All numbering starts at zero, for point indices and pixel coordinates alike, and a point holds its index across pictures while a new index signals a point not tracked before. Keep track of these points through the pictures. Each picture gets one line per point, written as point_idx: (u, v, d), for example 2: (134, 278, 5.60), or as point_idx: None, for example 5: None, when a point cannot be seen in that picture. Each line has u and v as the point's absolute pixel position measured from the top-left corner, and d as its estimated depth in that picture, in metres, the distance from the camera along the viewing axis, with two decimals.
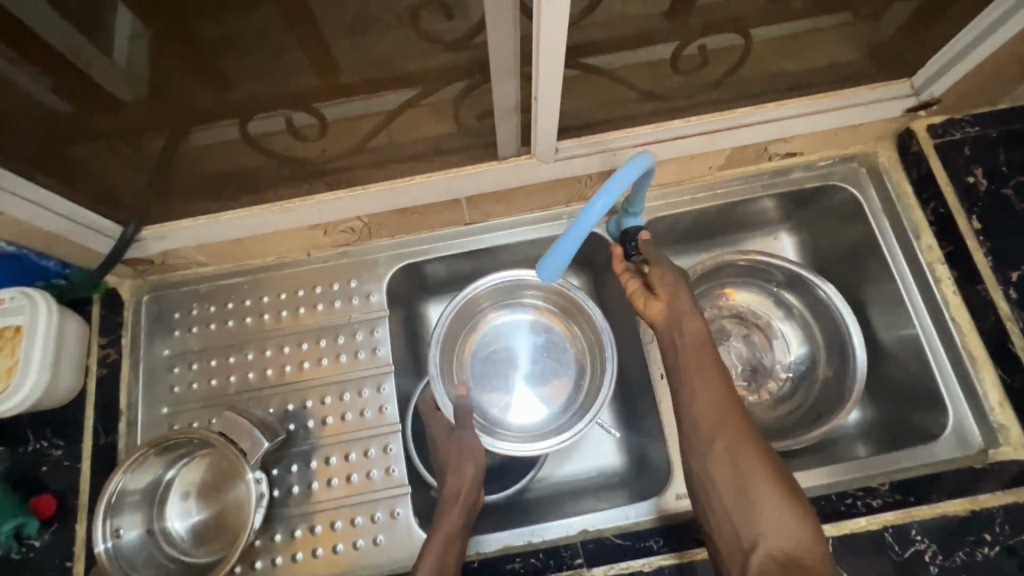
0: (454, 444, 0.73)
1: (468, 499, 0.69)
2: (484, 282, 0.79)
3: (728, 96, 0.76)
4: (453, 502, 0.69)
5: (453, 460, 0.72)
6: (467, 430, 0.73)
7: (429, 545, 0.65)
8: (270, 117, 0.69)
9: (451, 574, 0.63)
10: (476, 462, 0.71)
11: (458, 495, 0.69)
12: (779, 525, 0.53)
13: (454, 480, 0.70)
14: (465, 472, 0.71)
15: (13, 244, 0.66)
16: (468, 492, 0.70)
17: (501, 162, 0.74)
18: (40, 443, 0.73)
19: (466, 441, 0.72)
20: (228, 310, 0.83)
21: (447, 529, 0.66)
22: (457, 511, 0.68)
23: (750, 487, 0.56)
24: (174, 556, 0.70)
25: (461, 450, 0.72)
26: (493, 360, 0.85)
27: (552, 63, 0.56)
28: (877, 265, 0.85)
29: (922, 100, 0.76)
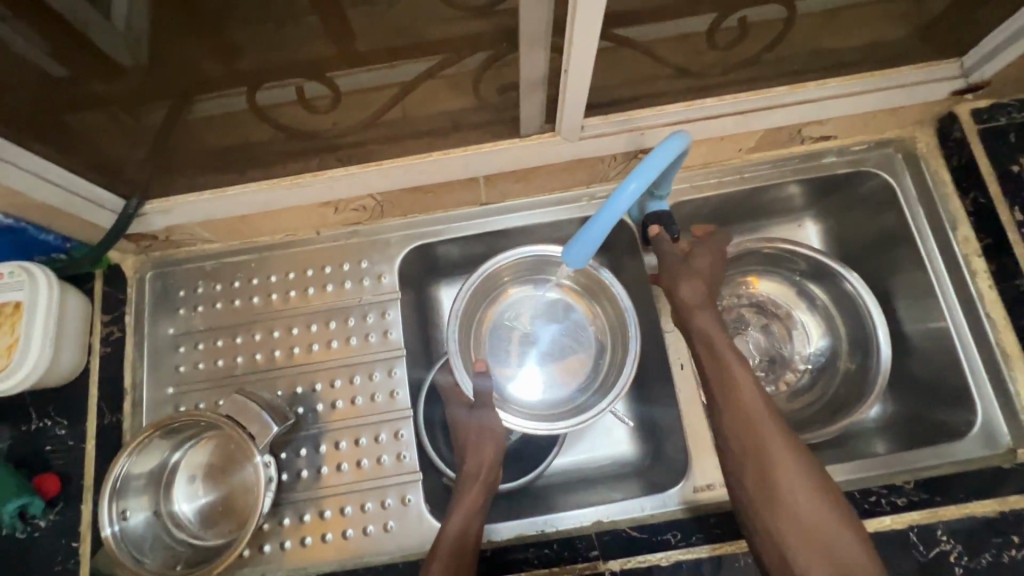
0: (474, 422, 0.72)
1: (488, 475, 0.68)
2: (506, 256, 0.75)
3: (765, 74, 0.71)
4: (473, 479, 0.67)
5: (471, 439, 0.71)
6: (485, 413, 0.71)
7: (453, 517, 0.64)
8: (279, 86, 0.65)
9: (473, 547, 0.62)
10: (497, 441, 0.70)
11: (478, 472, 0.68)
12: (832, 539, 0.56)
13: (474, 456, 0.69)
14: (485, 449, 0.69)
15: (11, 217, 0.63)
16: (489, 468, 0.68)
17: (521, 141, 0.70)
18: (43, 422, 0.71)
19: (484, 419, 0.71)
20: (234, 288, 0.80)
21: (469, 502, 0.65)
22: (478, 486, 0.67)
23: (800, 500, 0.58)
24: (181, 538, 0.69)
25: (482, 427, 0.71)
26: (510, 335, 0.83)
27: (590, 32, 0.52)
28: (909, 257, 0.82)
29: (971, 81, 0.72)
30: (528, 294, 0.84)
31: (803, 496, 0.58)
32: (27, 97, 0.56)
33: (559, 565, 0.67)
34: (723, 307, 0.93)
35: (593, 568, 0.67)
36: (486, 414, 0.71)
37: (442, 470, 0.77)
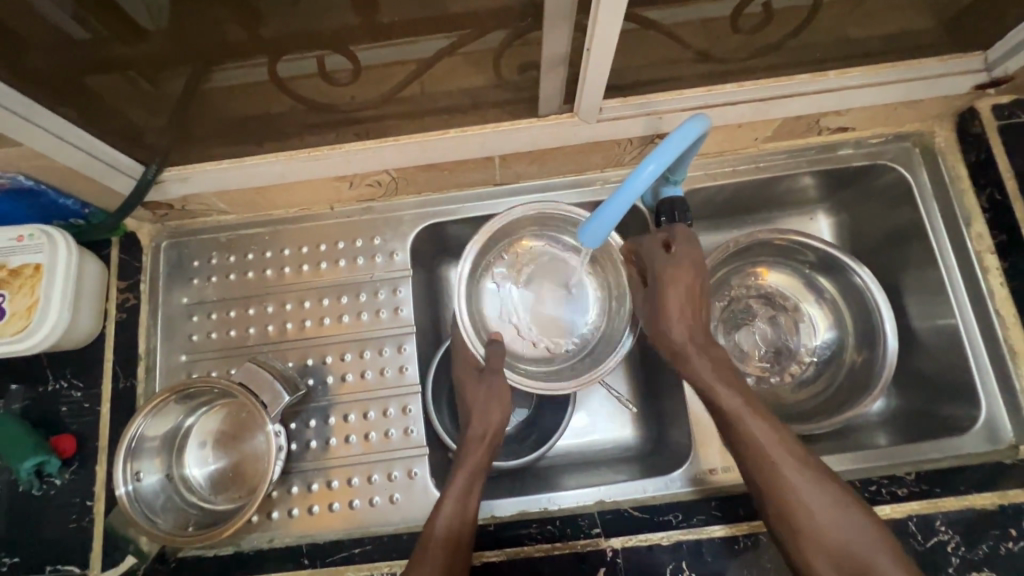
0: (483, 385, 0.71)
1: (493, 438, 0.69)
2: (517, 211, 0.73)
3: (787, 61, 0.71)
4: (479, 441, 0.68)
5: (478, 403, 0.70)
6: (493, 380, 0.71)
7: (445, 502, 0.63)
8: (301, 58, 0.64)
9: (470, 524, 0.62)
10: (505, 403, 0.70)
11: (485, 436, 0.69)
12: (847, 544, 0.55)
13: (480, 419, 0.69)
14: (492, 413, 0.70)
15: (32, 178, 0.64)
16: (493, 433, 0.69)
17: (539, 121, 0.70)
18: (60, 383, 0.72)
19: (494, 384, 0.71)
20: (248, 260, 0.81)
21: (464, 476, 0.65)
22: (481, 452, 0.68)
23: (815, 509, 0.57)
24: (192, 501, 0.70)
25: (491, 392, 0.70)
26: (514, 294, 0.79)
27: (615, 10, 0.51)
28: (921, 252, 0.82)
29: (994, 76, 0.71)
30: (541, 256, 0.80)
31: (819, 503, 0.57)
32: (50, 59, 0.57)
33: (560, 542, 0.68)
34: (731, 296, 0.93)
35: (594, 544, 0.67)
36: (495, 379, 0.71)
37: (447, 445, 0.78)
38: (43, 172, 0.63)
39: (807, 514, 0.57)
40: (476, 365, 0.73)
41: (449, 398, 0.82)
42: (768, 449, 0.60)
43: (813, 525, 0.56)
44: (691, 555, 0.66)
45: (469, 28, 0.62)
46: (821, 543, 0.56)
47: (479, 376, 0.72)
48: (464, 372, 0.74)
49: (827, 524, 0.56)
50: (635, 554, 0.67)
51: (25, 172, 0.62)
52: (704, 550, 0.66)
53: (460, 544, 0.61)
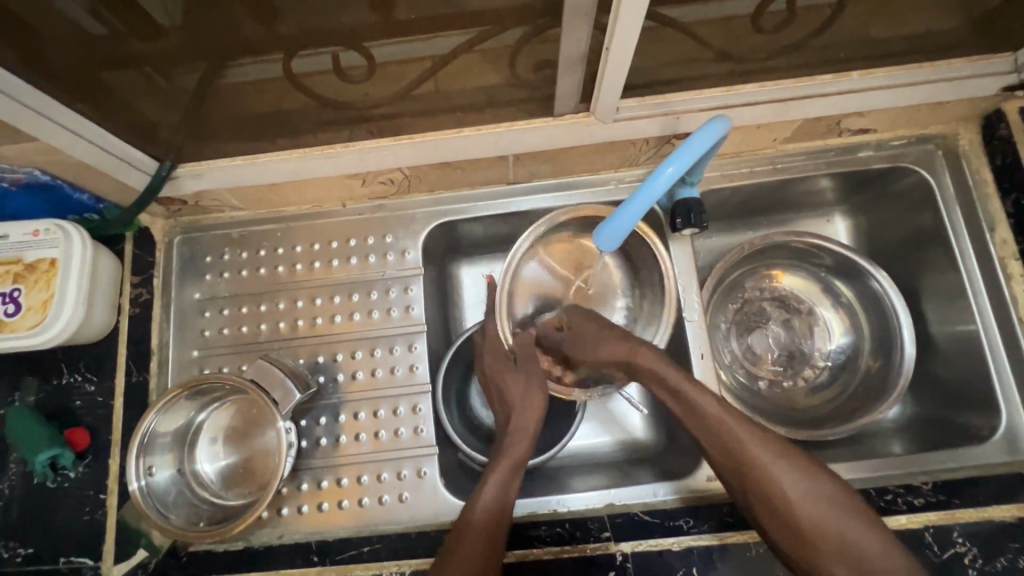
0: (524, 377, 0.71)
1: (533, 433, 0.68)
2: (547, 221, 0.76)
3: (808, 62, 0.69)
4: (522, 435, 0.67)
5: (517, 397, 0.70)
6: (535, 375, 0.71)
7: (482, 492, 0.62)
8: (316, 53, 0.63)
9: (507, 516, 0.62)
10: (543, 399, 0.70)
11: (527, 428, 0.68)
12: (865, 556, 0.52)
13: (522, 412, 0.68)
14: (533, 406, 0.69)
15: (48, 172, 0.64)
16: (533, 425, 0.68)
17: (555, 120, 0.69)
18: (74, 377, 0.73)
19: (536, 378, 0.71)
20: (260, 257, 0.81)
21: (507, 467, 0.64)
22: (522, 445, 0.67)
23: (824, 518, 0.55)
24: (203, 497, 0.71)
25: (529, 386, 0.70)
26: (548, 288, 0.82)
27: (636, 7, 0.50)
28: (942, 257, 0.80)
29: (1022, 78, 0.69)
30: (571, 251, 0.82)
31: (822, 509, 0.55)
32: (68, 55, 0.57)
33: (570, 545, 0.67)
34: (745, 299, 0.92)
35: (604, 548, 0.67)
36: (532, 367, 0.72)
37: (457, 445, 0.78)
38: (58, 168, 0.63)
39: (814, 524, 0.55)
40: (511, 361, 0.73)
41: (456, 397, 0.83)
42: (763, 455, 0.59)
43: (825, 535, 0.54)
44: (701, 561, 0.66)
45: (484, 25, 0.61)
46: (833, 554, 0.54)
47: (521, 371, 0.72)
48: (498, 367, 0.74)
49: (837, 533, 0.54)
50: (645, 559, 0.66)
51: (41, 167, 0.63)
52: (715, 556, 0.66)
53: (495, 535, 0.60)
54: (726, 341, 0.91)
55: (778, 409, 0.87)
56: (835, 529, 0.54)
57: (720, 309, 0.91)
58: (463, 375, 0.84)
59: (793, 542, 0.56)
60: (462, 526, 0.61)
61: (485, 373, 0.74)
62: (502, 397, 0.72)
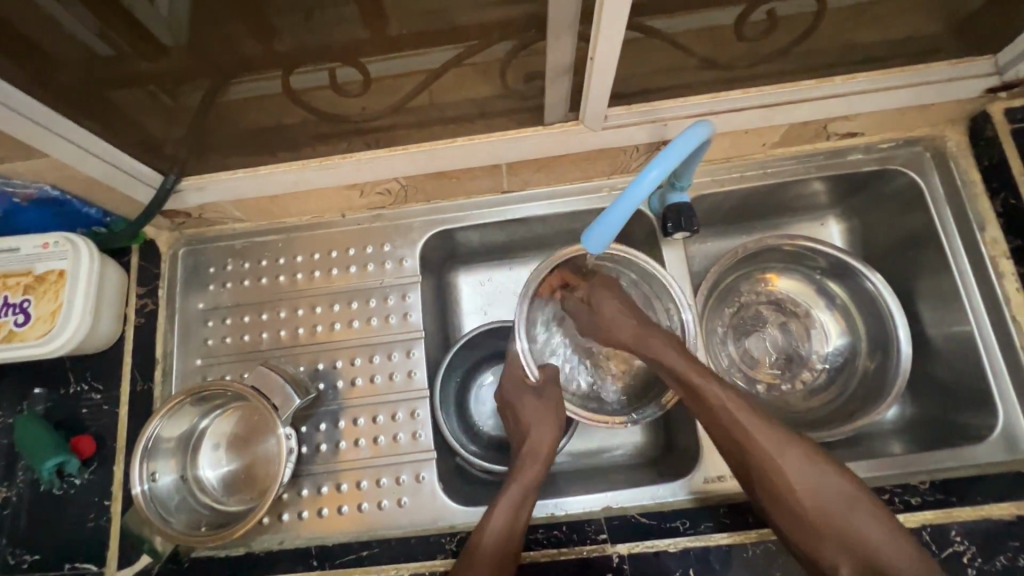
0: (543, 403, 0.73)
1: (549, 456, 0.69)
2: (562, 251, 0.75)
3: (792, 68, 0.71)
4: (534, 458, 0.69)
5: (533, 414, 0.72)
6: (552, 398, 0.73)
7: (494, 514, 0.63)
8: (314, 70, 0.66)
9: (514, 544, 0.63)
10: (560, 424, 0.71)
11: (541, 450, 0.69)
12: (866, 543, 0.57)
13: (537, 435, 0.70)
14: (548, 429, 0.71)
15: (58, 188, 0.66)
16: (548, 449, 0.70)
17: (546, 129, 0.71)
18: (80, 386, 0.75)
19: (552, 401, 0.73)
20: (262, 267, 0.83)
21: (519, 492, 0.65)
22: (537, 468, 0.68)
23: (830, 511, 0.59)
24: (204, 502, 0.72)
25: (546, 407, 0.72)
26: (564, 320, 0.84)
27: (615, 18, 0.52)
28: (935, 259, 0.80)
29: (1005, 80, 0.70)
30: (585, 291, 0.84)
31: (828, 500, 0.59)
32: (76, 76, 0.59)
33: (567, 547, 0.68)
34: (741, 303, 0.93)
35: (601, 550, 0.67)
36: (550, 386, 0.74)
37: (455, 450, 0.79)
38: (67, 183, 0.66)
39: (820, 513, 0.59)
40: (529, 385, 0.75)
41: (454, 402, 0.84)
42: (775, 448, 0.61)
43: (828, 523, 0.58)
44: (698, 562, 0.66)
45: (474, 39, 0.64)
46: (841, 545, 0.58)
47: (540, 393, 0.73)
48: (515, 393, 0.75)
49: (840, 519, 0.58)
50: (641, 561, 0.67)
51: (50, 182, 0.65)
52: (711, 557, 0.66)
53: (505, 559, 0.61)
54: (724, 345, 0.91)
55: (777, 412, 0.87)
56: (840, 520, 0.58)
57: (717, 313, 0.92)
58: (462, 380, 0.85)
59: (803, 533, 0.59)
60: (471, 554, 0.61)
61: (504, 399, 0.76)
62: (517, 418, 0.74)
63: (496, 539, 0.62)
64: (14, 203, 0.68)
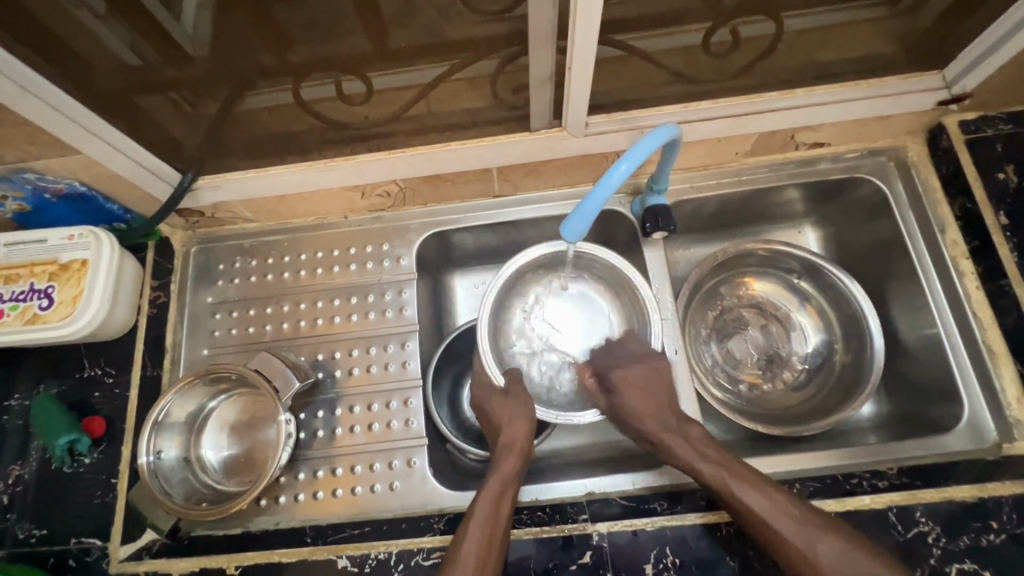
0: (510, 402, 0.76)
1: (523, 447, 0.72)
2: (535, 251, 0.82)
3: (756, 83, 0.78)
4: (509, 450, 0.71)
5: (504, 417, 0.75)
6: (519, 397, 0.76)
7: (478, 502, 0.65)
8: (321, 82, 0.73)
9: (500, 541, 0.63)
10: (531, 417, 0.74)
11: (515, 445, 0.71)
12: None
13: (510, 429, 0.73)
14: (519, 424, 0.73)
15: (85, 184, 0.73)
16: (523, 442, 0.72)
17: (533, 135, 0.78)
18: (94, 370, 0.79)
19: (518, 399, 0.76)
20: (268, 264, 0.89)
21: (499, 492, 0.66)
22: (513, 458, 0.70)
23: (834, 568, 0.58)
24: (205, 482, 0.75)
25: (515, 403, 0.75)
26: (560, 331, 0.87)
27: (588, 34, 0.59)
28: (900, 261, 0.85)
29: (954, 93, 0.77)
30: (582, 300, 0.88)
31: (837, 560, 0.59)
32: (110, 82, 0.66)
33: (549, 526, 0.71)
34: (722, 306, 0.97)
35: (581, 529, 0.70)
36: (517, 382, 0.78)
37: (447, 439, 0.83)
38: (95, 179, 0.72)
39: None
40: (496, 386, 0.79)
41: (448, 394, 0.88)
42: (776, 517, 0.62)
43: None
44: (674, 541, 0.68)
45: (467, 52, 0.71)
46: None
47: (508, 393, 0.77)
48: (487, 394, 0.79)
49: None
50: (618, 540, 0.69)
51: (80, 178, 0.72)
52: (686, 538, 0.68)
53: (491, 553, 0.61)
54: (706, 346, 0.95)
55: (757, 409, 0.91)
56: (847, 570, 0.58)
57: (699, 316, 0.96)
58: (456, 375, 0.90)
59: None
60: (455, 554, 0.61)
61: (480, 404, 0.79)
62: (491, 421, 0.77)
63: (477, 544, 0.61)
64: (45, 198, 0.74)
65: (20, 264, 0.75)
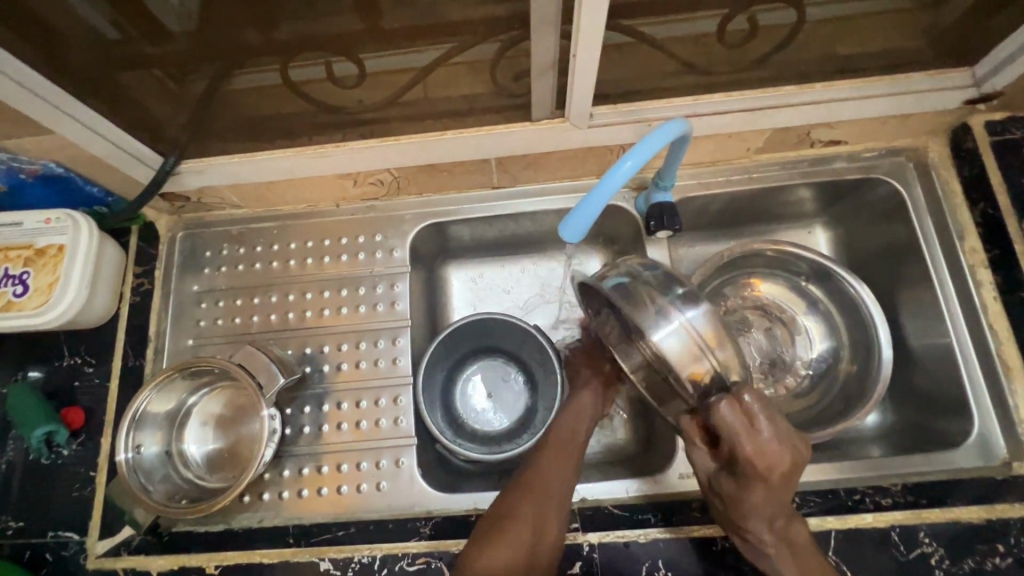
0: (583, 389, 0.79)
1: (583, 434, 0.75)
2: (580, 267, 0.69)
3: (772, 76, 0.73)
4: (571, 436, 0.74)
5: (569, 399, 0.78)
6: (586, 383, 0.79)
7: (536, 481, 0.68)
8: (311, 62, 0.69)
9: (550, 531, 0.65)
10: (596, 406, 0.77)
11: (577, 433, 0.74)
12: None
13: (572, 418, 0.76)
14: (585, 410, 0.77)
15: (63, 165, 0.69)
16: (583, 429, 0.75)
17: (532, 125, 0.74)
18: (73, 359, 0.77)
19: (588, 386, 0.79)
20: (256, 252, 0.85)
21: (561, 481, 0.69)
22: (573, 445, 0.73)
23: None
24: (188, 478, 0.73)
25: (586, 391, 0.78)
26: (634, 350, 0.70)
27: (594, 19, 0.54)
28: (915, 268, 0.81)
29: (982, 92, 0.72)
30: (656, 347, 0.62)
31: None
32: (85, 58, 0.62)
33: None
34: (727, 307, 0.93)
35: (572, 538, 0.68)
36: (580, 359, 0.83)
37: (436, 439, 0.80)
38: (73, 161, 0.69)
39: None
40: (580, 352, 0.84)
41: (441, 390, 0.86)
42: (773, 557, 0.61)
43: None
44: (667, 554, 0.66)
45: (466, 35, 0.66)
46: None
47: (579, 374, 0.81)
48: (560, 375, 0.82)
49: None
50: (611, 550, 0.67)
51: (56, 160, 0.68)
52: (679, 552, 0.66)
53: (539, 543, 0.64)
54: None
55: None
56: None
57: None
58: (450, 370, 0.87)
59: None
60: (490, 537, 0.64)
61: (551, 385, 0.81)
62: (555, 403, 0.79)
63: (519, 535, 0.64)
64: (21, 179, 0.70)
65: None
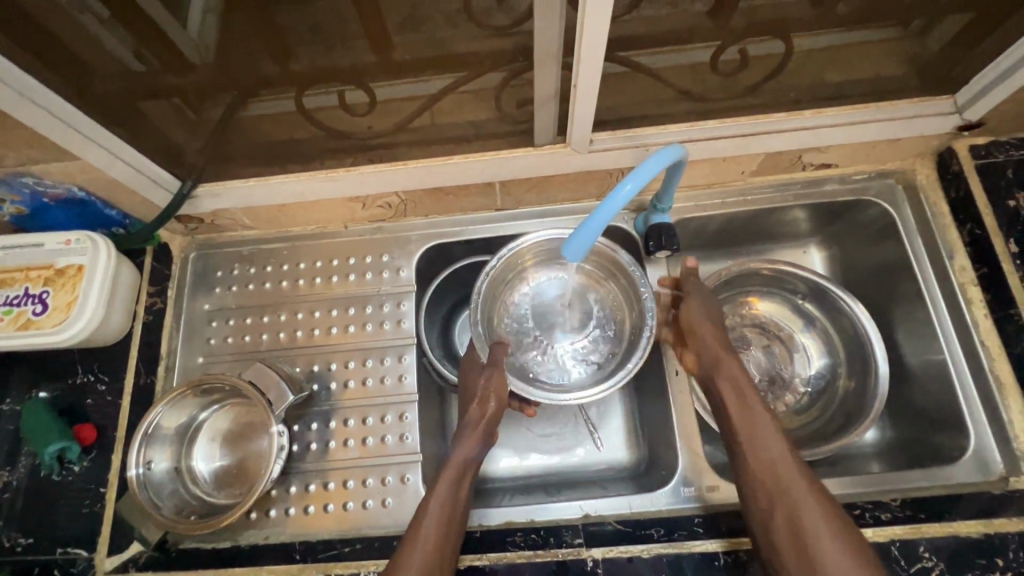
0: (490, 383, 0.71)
1: (467, 466, 0.67)
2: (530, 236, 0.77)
3: (763, 103, 0.77)
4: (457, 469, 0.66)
5: (480, 389, 0.71)
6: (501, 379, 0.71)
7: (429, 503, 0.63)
8: (324, 92, 0.73)
9: (458, 522, 0.63)
10: (485, 436, 0.70)
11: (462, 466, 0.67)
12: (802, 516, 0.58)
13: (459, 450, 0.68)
14: (472, 439, 0.69)
15: (84, 189, 0.72)
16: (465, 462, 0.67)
17: (535, 150, 0.77)
18: (87, 376, 0.79)
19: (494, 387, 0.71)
20: (266, 272, 0.88)
21: (467, 474, 0.67)
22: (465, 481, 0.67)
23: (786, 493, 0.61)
24: (196, 494, 0.74)
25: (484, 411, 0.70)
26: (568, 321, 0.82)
27: (593, 52, 0.58)
28: (908, 286, 0.83)
29: (964, 118, 0.75)
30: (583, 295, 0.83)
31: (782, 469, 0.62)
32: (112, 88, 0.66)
33: (543, 550, 0.69)
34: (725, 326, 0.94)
35: (576, 554, 0.69)
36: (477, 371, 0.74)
37: (424, 352, 0.85)
38: (94, 184, 0.72)
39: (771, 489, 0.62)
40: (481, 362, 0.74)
41: (439, 345, 0.90)
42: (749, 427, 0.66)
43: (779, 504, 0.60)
44: (670, 569, 0.67)
45: (472, 66, 0.70)
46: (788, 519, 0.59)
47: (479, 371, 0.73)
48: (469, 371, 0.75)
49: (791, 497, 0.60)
50: (614, 566, 0.68)
51: (79, 183, 0.71)
52: (682, 566, 0.67)
53: (444, 547, 0.61)
54: None
55: None
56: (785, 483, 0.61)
57: None
58: (441, 330, 0.91)
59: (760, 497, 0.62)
60: (414, 529, 0.61)
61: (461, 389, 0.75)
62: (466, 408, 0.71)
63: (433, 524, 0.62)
64: (44, 202, 0.73)
65: (15, 268, 0.75)
